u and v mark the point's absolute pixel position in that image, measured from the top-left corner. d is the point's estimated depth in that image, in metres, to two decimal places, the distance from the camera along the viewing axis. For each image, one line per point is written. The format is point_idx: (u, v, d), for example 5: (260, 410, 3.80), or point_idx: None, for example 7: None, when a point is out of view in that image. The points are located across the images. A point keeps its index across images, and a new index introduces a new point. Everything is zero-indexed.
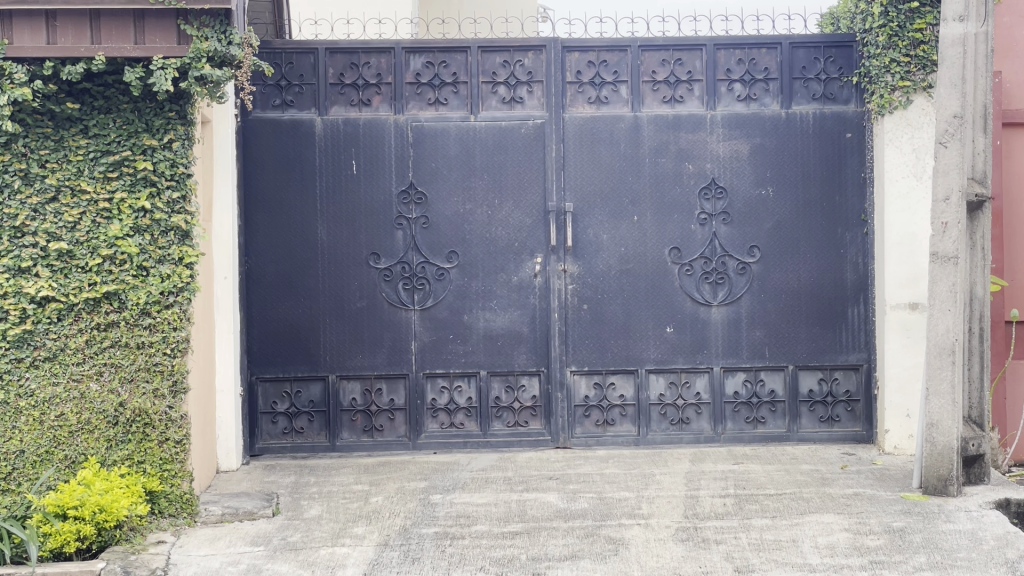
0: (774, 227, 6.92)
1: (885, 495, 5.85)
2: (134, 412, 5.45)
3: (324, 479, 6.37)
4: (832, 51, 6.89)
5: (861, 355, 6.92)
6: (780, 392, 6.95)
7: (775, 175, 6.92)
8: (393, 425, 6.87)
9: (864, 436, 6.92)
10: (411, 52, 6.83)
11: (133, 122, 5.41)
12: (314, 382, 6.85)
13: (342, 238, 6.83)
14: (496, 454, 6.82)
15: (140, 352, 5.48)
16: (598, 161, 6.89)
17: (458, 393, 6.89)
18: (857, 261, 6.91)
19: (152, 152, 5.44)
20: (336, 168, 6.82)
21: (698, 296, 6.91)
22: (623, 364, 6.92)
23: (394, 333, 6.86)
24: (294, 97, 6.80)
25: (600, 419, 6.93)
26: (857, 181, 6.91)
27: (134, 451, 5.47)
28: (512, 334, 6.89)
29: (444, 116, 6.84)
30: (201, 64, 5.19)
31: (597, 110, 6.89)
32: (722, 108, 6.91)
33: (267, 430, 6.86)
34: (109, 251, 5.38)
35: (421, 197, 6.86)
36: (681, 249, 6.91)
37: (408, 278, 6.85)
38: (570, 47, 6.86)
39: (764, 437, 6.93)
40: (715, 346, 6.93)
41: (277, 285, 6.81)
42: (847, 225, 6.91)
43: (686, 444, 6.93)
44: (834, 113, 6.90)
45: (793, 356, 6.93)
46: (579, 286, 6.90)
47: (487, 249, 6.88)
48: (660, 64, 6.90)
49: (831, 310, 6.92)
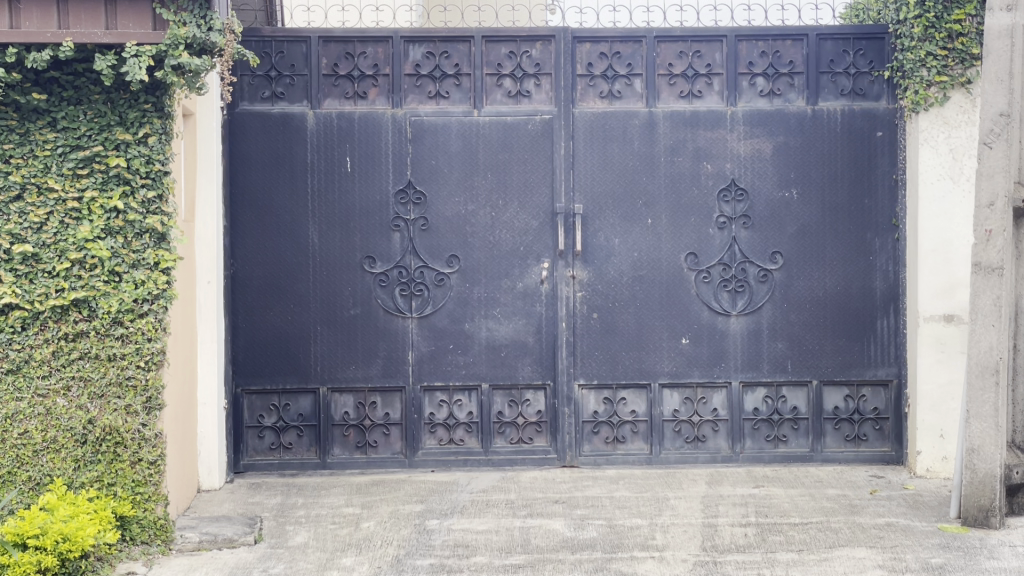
0: (798, 232, 6.45)
1: (921, 526, 5.38)
2: (104, 430, 5.01)
3: (312, 501, 5.92)
4: (863, 44, 6.41)
5: (891, 370, 6.45)
6: (803, 409, 6.48)
7: (800, 176, 6.45)
8: (388, 441, 6.42)
9: (893, 457, 6.45)
10: (410, 42, 6.36)
11: (105, 115, 4.97)
12: (304, 395, 6.40)
13: (335, 241, 6.37)
14: (498, 473, 6.37)
15: (112, 364, 5.03)
16: (610, 159, 6.42)
17: (458, 407, 6.44)
18: (887, 269, 6.43)
19: (126, 147, 5.00)
20: (329, 165, 6.37)
21: (716, 305, 6.44)
22: (635, 378, 6.46)
23: (390, 343, 6.40)
24: (284, 88, 6.34)
25: (609, 437, 6.47)
26: (888, 184, 6.43)
27: (104, 472, 5.04)
28: (516, 345, 6.43)
29: (445, 110, 6.38)
30: (179, 52, 4.77)
31: (609, 105, 6.43)
32: (743, 104, 6.45)
33: (252, 445, 6.40)
34: (78, 255, 4.95)
35: (419, 197, 6.39)
36: (697, 255, 6.44)
37: (405, 284, 6.39)
38: (581, 37, 6.41)
39: (785, 457, 6.46)
40: (733, 359, 6.46)
41: (264, 290, 6.35)
42: (877, 230, 6.43)
43: (702, 464, 6.47)
44: (864, 110, 6.42)
45: (817, 371, 6.46)
46: (588, 294, 6.43)
47: (490, 254, 6.41)
48: (677, 57, 6.43)
49: (859, 322, 6.45)
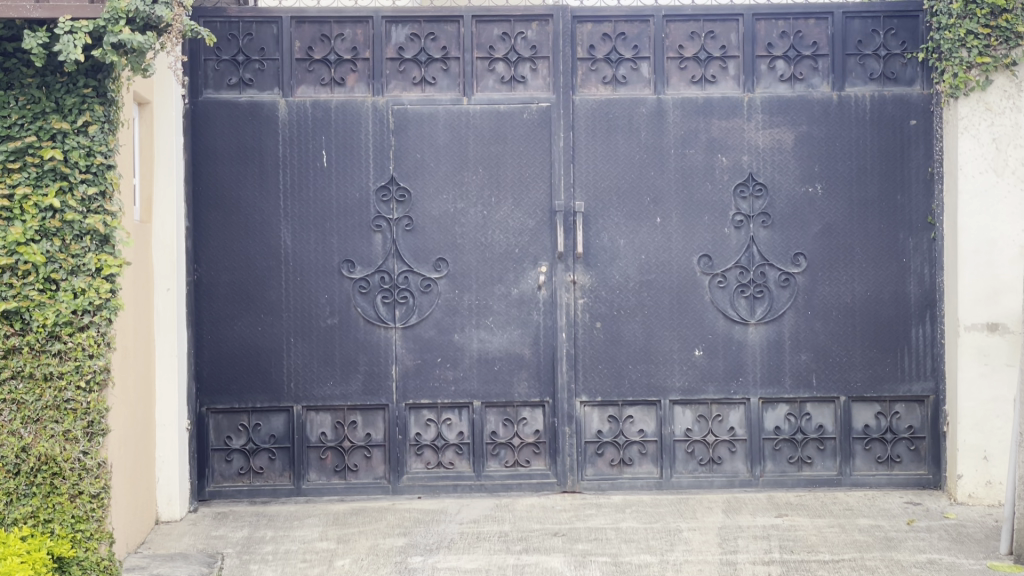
0: (824, 232, 5.81)
1: (967, 564, 4.75)
2: (39, 459, 4.39)
3: (282, 533, 5.30)
4: (895, 22, 5.79)
5: (927, 385, 5.81)
6: (830, 427, 5.85)
7: (825, 169, 5.81)
8: (369, 465, 5.80)
9: (930, 481, 5.81)
10: (392, 23, 5.75)
11: (39, 101, 4.34)
12: (276, 414, 5.79)
13: (310, 243, 5.76)
14: (492, 500, 5.74)
15: (48, 385, 4.39)
16: (614, 152, 5.79)
17: (447, 427, 5.81)
18: (922, 272, 5.80)
19: (63, 138, 4.36)
20: (302, 159, 5.75)
21: (733, 313, 5.81)
22: (643, 394, 5.83)
23: (371, 356, 5.78)
24: (253, 74, 5.73)
25: (614, 459, 5.84)
26: (923, 177, 5.80)
27: (40, 507, 4.41)
28: (511, 358, 5.81)
29: (431, 97, 5.76)
30: (118, 27, 4.12)
31: (613, 92, 5.80)
32: (762, 90, 5.82)
33: (219, 470, 5.79)
34: (8, 262, 4.28)
35: (403, 194, 5.77)
36: (712, 257, 5.81)
37: (388, 291, 5.77)
38: (582, 17, 5.78)
39: (810, 482, 5.83)
40: (752, 373, 5.83)
41: (231, 299, 5.74)
42: (910, 229, 5.79)
43: (718, 489, 5.84)
44: (895, 96, 5.79)
45: (845, 386, 5.83)
46: (590, 301, 5.81)
47: (481, 257, 5.79)
48: (688, 38, 5.81)
49: (891, 332, 5.82)
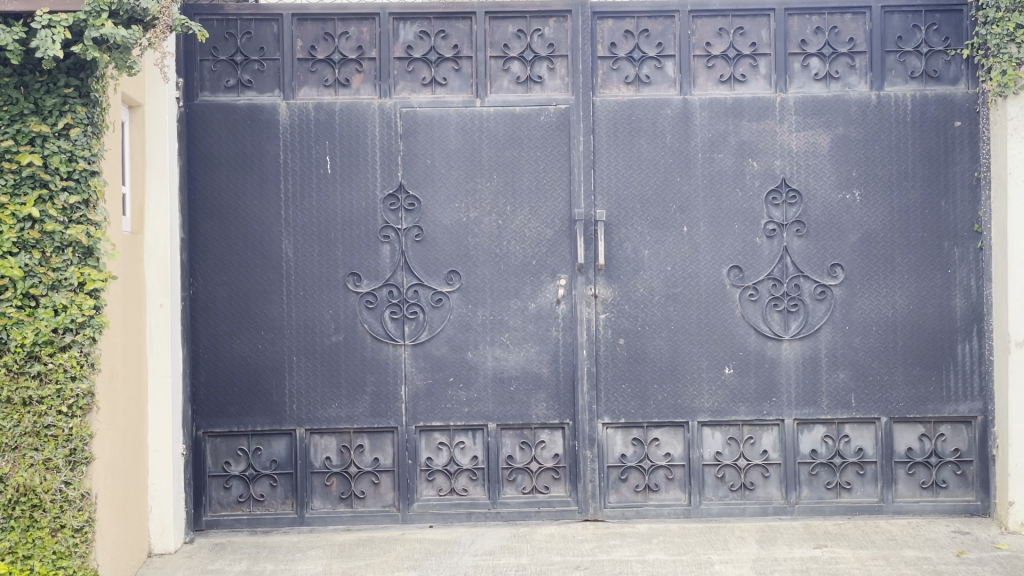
0: (862, 241, 5.43)
1: None
2: (17, 491, 4.03)
3: (283, 567, 4.93)
4: (937, 17, 5.42)
5: (975, 405, 5.41)
6: (870, 451, 5.46)
7: (863, 174, 5.43)
8: (377, 491, 5.44)
9: (978, 507, 5.41)
10: (401, 20, 5.41)
11: (16, 102, 3.97)
12: (278, 437, 5.43)
13: (313, 255, 5.40)
14: (509, 529, 5.36)
15: (27, 410, 4.02)
16: (637, 157, 5.42)
17: (460, 451, 5.45)
18: (969, 284, 5.41)
19: (43, 142, 4.02)
20: (305, 165, 5.40)
21: (765, 328, 5.43)
22: (669, 415, 5.45)
23: (378, 375, 5.42)
24: (252, 76, 5.40)
25: (639, 485, 5.46)
26: (968, 183, 5.42)
27: (18, 542, 4.06)
28: (528, 377, 5.44)
29: (441, 99, 5.41)
30: (101, 21, 3.79)
31: (636, 93, 5.44)
32: (795, 90, 5.45)
33: (217, 498, 5.43)
34: None
35: (412, 202, 5.41)
36: (743, 268, 5.44)
37: (396, 305, 5.41)
38: (603, 13, 5.43)
39: (849, 509, 5.44)
40: (787, 393, 5.44)
41: (229, 314, 5.39)
42: (956, 238, 5.41)
43: (750, 516, 5.45)
44: (938, 95, 5.42)
45: (886, 406, 5.44)
46: (612, 316, 5.43)
47: (496, 269, 5.42)
48: (716, 34, 5.45)
49: (935, 348, 5.43)
